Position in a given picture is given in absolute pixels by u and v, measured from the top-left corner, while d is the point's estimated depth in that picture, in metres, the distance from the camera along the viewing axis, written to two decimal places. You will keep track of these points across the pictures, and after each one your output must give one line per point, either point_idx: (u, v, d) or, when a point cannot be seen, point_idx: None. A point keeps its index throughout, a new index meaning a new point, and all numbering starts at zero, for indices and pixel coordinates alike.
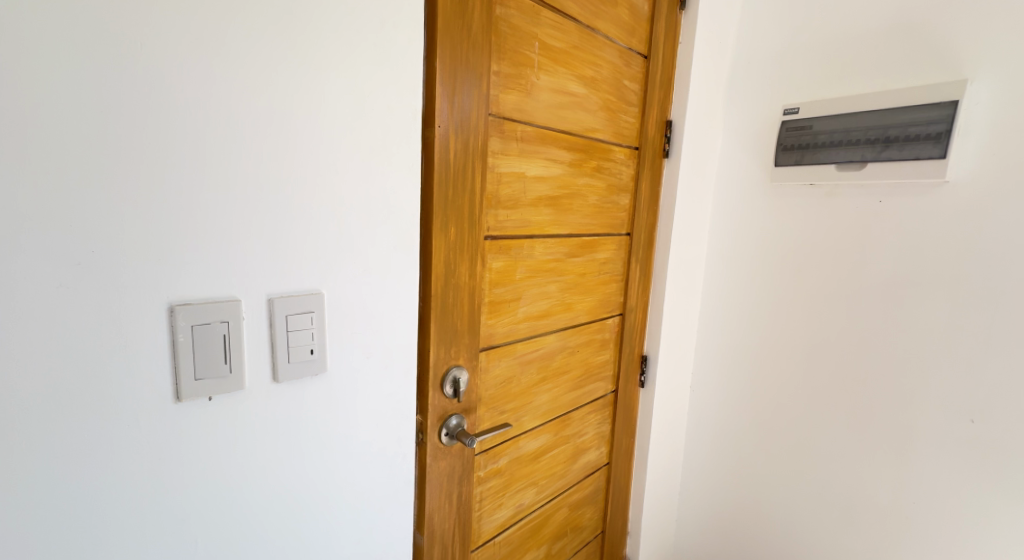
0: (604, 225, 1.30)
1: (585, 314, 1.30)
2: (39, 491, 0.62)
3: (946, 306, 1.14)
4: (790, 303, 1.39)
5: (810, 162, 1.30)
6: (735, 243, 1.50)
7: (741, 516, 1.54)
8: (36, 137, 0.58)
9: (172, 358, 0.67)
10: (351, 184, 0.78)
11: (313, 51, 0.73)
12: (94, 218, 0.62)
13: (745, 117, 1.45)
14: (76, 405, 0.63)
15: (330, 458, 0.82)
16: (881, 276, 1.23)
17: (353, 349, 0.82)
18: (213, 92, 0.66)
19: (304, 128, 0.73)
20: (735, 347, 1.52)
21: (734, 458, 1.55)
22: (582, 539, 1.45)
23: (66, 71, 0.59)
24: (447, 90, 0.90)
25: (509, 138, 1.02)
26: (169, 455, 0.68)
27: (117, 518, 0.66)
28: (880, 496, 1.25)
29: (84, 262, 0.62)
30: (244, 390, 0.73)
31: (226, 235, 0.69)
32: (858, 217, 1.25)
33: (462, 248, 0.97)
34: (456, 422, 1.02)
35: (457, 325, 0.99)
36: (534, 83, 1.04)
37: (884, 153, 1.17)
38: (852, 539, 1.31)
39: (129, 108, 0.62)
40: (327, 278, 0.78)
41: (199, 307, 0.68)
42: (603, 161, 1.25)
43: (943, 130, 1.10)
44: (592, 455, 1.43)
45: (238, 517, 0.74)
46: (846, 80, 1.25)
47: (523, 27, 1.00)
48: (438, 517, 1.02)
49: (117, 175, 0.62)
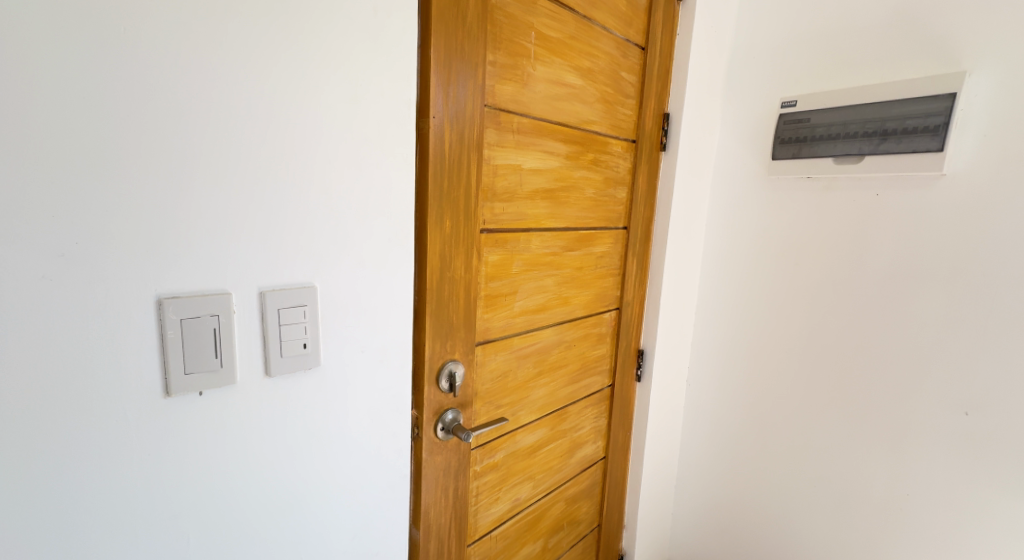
0: (601, 217, 1.29)
1: (582, 308, 1.30)
2: (26, 487, 0.61)
3: (943, 300, 1.14)
4: (787, 297, 1.38)
5: (808, 154, 1.29)
6: (732, 237, 1.49)
7: (737, 510, 1.55)
8: (23, 124, 0.57)
9: (161, 353, 0.66)
10: (345, 177, 0.77)
11: (308, 40, 0.71)
12: (81, 209, 0.60)
13: (743, 111, 1.44)
14: (64, 400, 0.62)
15: (324, 454, 0.81)
16: (878, 270, 1.22)
17: (347, 344, 0.81)
18: (204, 79, 0.65)
19: (297, 119, 0.72)
20: (732, 340, 1.52)
21: (731, 453, 1.55)
22: (579, 533, 1.45)
23: (54, 58, 0.57)
24: (442, 81, 0.88)
25: (506, 130, 1.01)
26: (161, 451, 0.67)
27: (105, 514, 0.65)
28: (875, 491, 1.26)
29: (69, 254, 0.60)
30: (236, 386, 0.72)
31: (219, 228, 0.68)
32: (857, 210, 1.24)
33: (458, 241, 0.96)
34: (452, 417, 1.01)
35: (453, 320, 0.98)
36: (531, 74, 1.03)
37: (882, 146, 1.16)
38: (848, 533, 1.31)
39: (119, 97, 0.61)
40: (320, 272, 0.77)
41: (188, 301, 0.67)
42: (600, 154, 1.24)
43: (942, 122, 1.09)
44: (589, 448, 1.43)
45: (229, 514, 0.73)
46: (845, 73, 1.24)
47: (520, 17, 0.99)
48: (434, 511, 1.02)
49: (106, 165, 0.61)
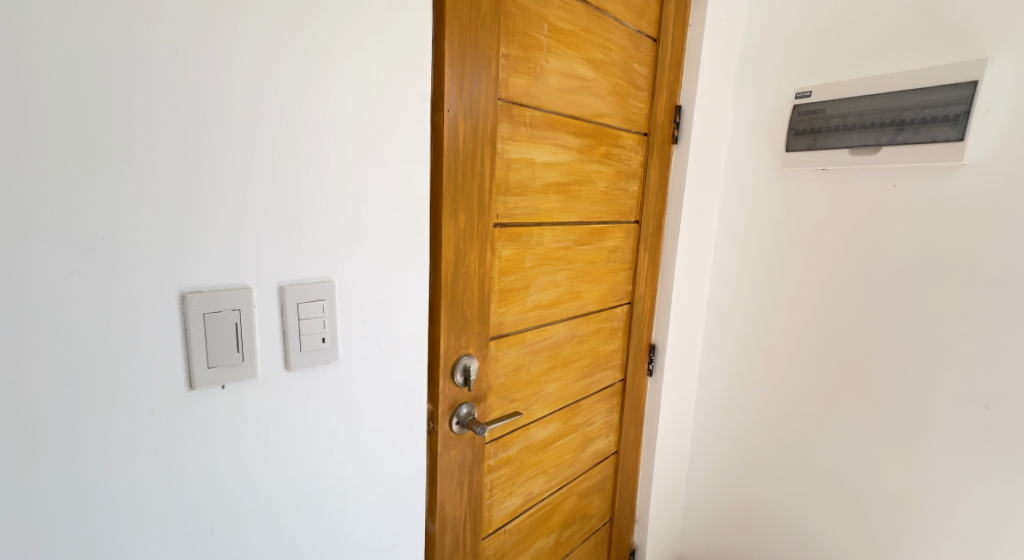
0: (613, 212, 1.28)
1: (594, 303, 1.29)
2: (55, 480, 0.61)
3: (962, 292, 1.13)
4: (802, 290, 1.37)
5: (823, 145, 1.28)
6: (745, 230, 1.48)
7: (750, 505, 1.54)
8: (43, 122, 0.57)
9: (185, 346, 0.67)
10: (361, 172, 0.77)
11: (325, 36, 0.71)
12: (106, 205, 0.61)
13: (756, 102, 1.42)
14: (90, 395, 0.62)
15: (341, 449, 0.81)
16: (895, 262, 1.21)
17: (364, 338, 0.81)
18: (223, 75, 0.65)
19: (314, 115, 0.72)
20: (745, 334, 1.51)
21: (744, 447, 1.54)
22: (591, 527, 1.45)
23: (75, 56, 0.58)
24: (455, 74, 0.88)
25: (519, 123, 1.00)
26: (185, 444, 0.68)
27: (132, 506, 0.66)
28: (890, 485, 1.25)
29: (95, 249, 0.61)
30: (256, 379, 0.72)
31: (240, 224, 0.69)
32: (874, 201, 1.23)
33: (471, 235, 0.96)
34: (467, 411, 1.02)
35: (467, 314, 0.98)
36: (543, 67, 1.03)
37: (899, 136, 1.15)
38: (863, 528, 1.30)
39: (142, 94, 0.61)
40: (338, 267, 0.77)
41: (211, 295, 0.67)
42: (612, 147, 1.23)
43: (962, 111, 1.07)
44: (601, 443, 1.43)
45: (252, 505, 0.74)
46: (861, 63, 1.23)
47: (533, 9, 0.99)
48: (449, 505, 1.02)
49: (128, 162, 0.61)
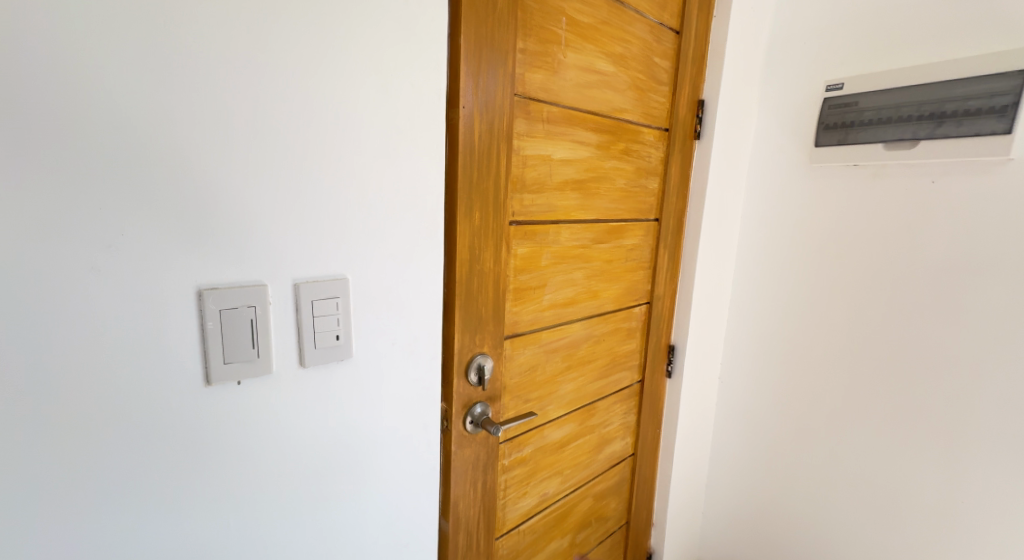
0: (631, 209, 1.26)
1: (612, 302, 1.27)
2: (74, 474, 0.62)
3: (1005, 294, 1.08)
4: (830, 291, 1.33)
5: (854, 140, 1.24)
6: (770, 229, 1.44)
7: (772, 510, 1.51)
8: (62, 118, 0.57)
9: (202, 343, 0.67)
10: (377, 168, 0.76)
11: (339, 30, 0.70)
12: (126, 202, 0.61)
13: (782, 97, 1.38)
14: (108, 391, 0.62)
15: (356, 446, 0.81)
16: (932, 262, 1.16)
17: (379, 335, 0.81)
18: (237, 70, 0.65)
19: (329, 110, 0.71)
20: (769, 335, 1.47)
21: (767, 450, 1.51)
22: (607, 529, 1.43)
23: (93, 52, 0.58)
24: (471, 69, 0.87)
25: (535, 119, 0.99)
26: (200, 440, 0.68)
27: (149, 501, 0.66)
28: (922, 493, 1.21)
29: (116, 245, 0.61)
30: (271, 375, 0.72)
31: (255, 220, 0.68)
32: (909, 199, 1.18)
33: (486, 233, 0.94)
34: (481, 410, 1.00)
35: (481, 313, 0.97)
36: (561, 61, 1.01)
37: (939, 129, 1.11)
38: (892, 536, 1.26)
39: (160, 90, 0.61)
40: (353, 264, 0.77)
41: (226, 292, 0.67)
42: (632, 143, 1.21)
43: (1009, 102, 1.02)
44: (617, 445, 1.41)
45: (266, 502, 0.74)
46: (896, 54, 1.18)
47: (551, 2, 0.97)
48: (463, 504, 1.01)
49: (146, 158, 0.61)
